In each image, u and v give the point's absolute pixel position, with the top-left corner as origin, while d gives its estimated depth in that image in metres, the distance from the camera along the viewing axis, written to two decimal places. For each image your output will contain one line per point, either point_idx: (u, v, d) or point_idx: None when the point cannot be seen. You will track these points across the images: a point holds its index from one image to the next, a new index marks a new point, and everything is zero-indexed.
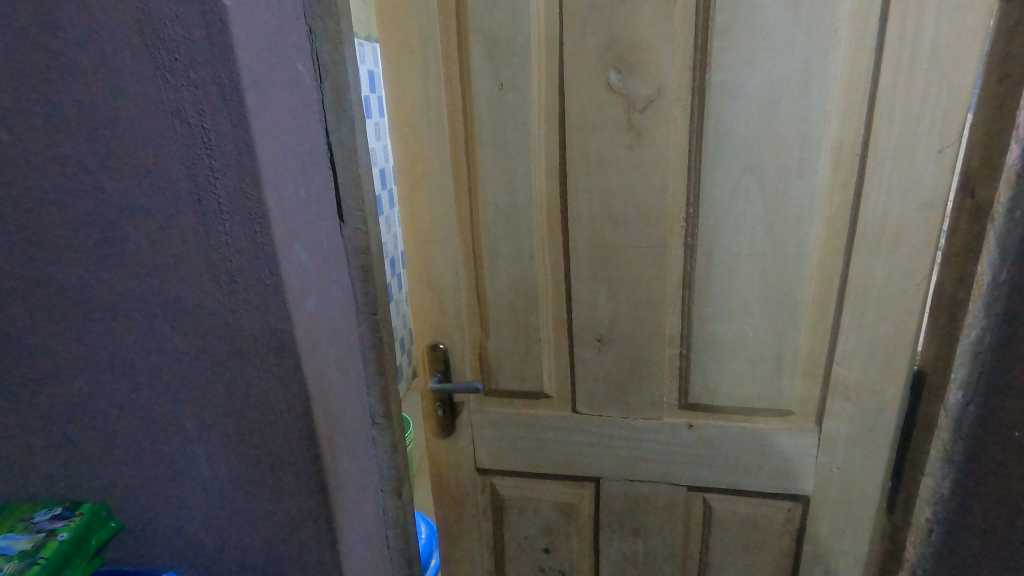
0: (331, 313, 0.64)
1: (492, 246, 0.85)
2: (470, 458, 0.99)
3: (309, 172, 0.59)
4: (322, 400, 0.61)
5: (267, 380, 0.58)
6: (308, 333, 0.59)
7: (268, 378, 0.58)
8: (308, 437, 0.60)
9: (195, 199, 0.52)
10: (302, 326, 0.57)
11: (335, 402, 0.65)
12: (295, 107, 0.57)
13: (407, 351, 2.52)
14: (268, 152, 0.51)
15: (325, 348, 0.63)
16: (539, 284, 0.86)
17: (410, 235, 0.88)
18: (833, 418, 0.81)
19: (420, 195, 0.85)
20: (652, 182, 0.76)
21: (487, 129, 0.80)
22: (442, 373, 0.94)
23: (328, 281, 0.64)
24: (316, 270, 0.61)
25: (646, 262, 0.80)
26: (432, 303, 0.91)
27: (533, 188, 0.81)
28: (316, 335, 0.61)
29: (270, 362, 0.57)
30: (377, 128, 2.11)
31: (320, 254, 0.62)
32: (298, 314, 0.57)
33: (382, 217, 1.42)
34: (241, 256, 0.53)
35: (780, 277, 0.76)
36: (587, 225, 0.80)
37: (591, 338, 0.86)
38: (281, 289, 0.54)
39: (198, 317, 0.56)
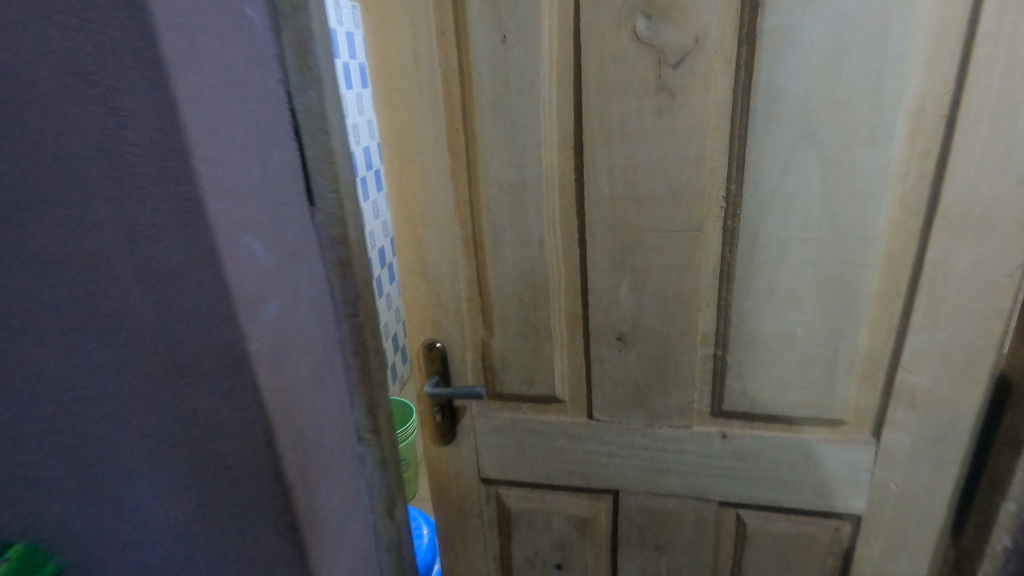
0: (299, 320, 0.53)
1: (495, 231, 0.73)
2: (473, 467, 0.89)
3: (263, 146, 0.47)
4: (290, 425, 0.50)
5: (222, 409, 0.46)
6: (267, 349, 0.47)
7: (223, 405, 0.46)
8: (273, 470, 0.50)
9: (101, 181, 0.38)
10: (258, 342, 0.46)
11: (308, 424, 0.54)
12: (243, 63, 0.45)
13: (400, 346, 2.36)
14: (204, 120, 0.39)
15: (290, 364, 0.51)
16: (551, 275, 0.74)
17: (400, 218, 0.76)
18: (893, 430, 0.69)
19: (410, 172, 0.73)
20: (687, 153, 0.63)
21: (488, 92, 0.67)
22: (440, 375, 0.83)
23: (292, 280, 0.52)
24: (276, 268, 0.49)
25: (677, 248, 0.68)
26: (428, 296, 0.79)
27: (543, 162, 0.68)
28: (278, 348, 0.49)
29: (222, 383, 0.46)
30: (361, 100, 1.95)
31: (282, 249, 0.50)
32: (253, 325, 0.45)
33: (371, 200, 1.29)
34: (172, 256, 0.41)
35: (839, 267, 0.64)
36: (607, 206, 0.68)
37: (610, 336, 0.75)
38: (229, 295, 0.43)
39: (120, 339, 0.43)
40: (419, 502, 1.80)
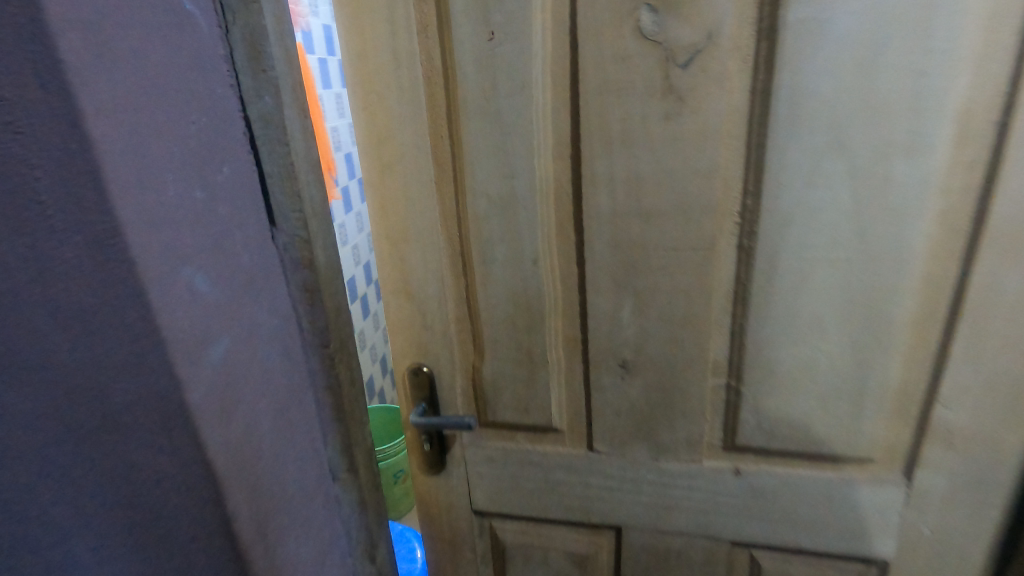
0: (251, 365, 0.45)
1: (485, 248, 0.66)
2: (465, 498, 0.82)
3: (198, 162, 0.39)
4: (246, 482, 0.44)
5: (159, 478, 0.36)
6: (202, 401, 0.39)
7: (159, 472, 0.36)
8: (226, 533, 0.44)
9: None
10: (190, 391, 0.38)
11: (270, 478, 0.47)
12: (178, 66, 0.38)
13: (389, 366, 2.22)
14: (106, 124, 0.32)
15: (235, 416, 0.43)
16: (547, 297, 0.67)
17: (381, 233, 0.69)
18: (927, 469, 0.62)
19: (391, 183, 0.66)
20: (698, 163, 0.56)
21: (475, 94, 0.60)
22: (427, 402, 0.76)
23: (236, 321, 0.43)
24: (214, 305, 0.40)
25: (686, 269, 0.61)
26: (413, 317, 0.73)
27: (537, 173, 0.61)
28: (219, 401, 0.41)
29: (158, 445, 0.36)
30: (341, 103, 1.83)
31: (221, 285, 0.41)
32: (181, 372, 0.37)
33: None
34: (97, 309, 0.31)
35: (870, 291, 0.56)
36: (609, 222, 0.61)
37: (611, 363, 0.68)
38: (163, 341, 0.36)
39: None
40: (412, 517, 1.74)
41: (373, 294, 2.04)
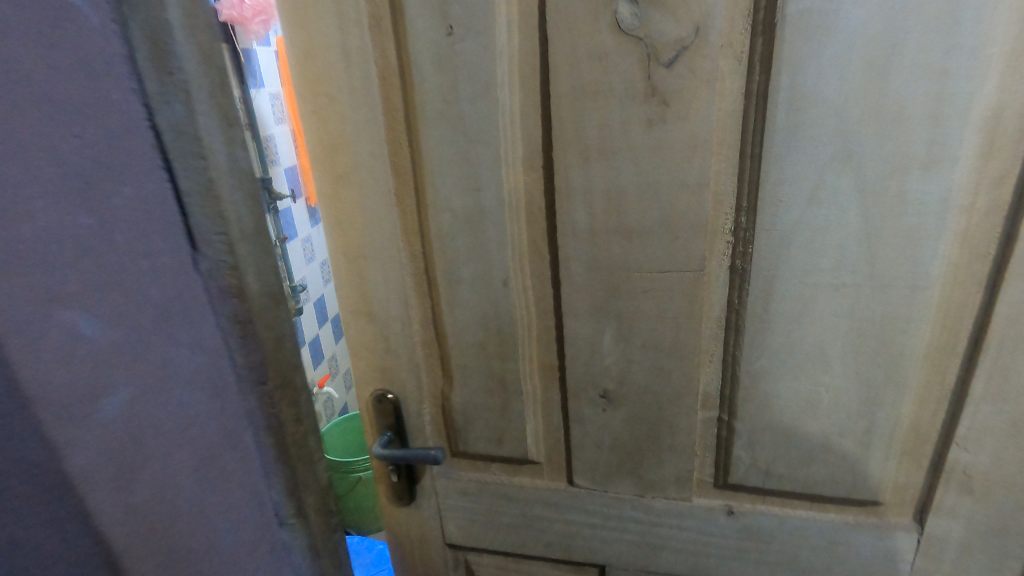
0: (202, 411, 0.39)
1: (450, 266, 0.60)
2: (437, 531, 0.76)
3: (137, 172, 0.33)
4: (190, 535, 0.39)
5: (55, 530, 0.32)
6: (109, 463, 0.34)
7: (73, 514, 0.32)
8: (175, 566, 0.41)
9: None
10: (84, 456, 0.33)
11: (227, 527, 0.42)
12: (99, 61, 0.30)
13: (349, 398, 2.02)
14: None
15: (169, 477, 0.37)
16: (519, 320, 0.61)
17: (338, 249, 0.63)
18: (941, 515, 0.56)
19: (346, 195, 0.59)
20: (685, 176, 0.49)
21: (434, 97, 0.53)
22: (392, 430, 0.70)
23: (185, 362, 0.37)
24: (143, 348, 0.34)
25: (672, 293, 0.54)
26: (376, 340, 0.66)
27: (505, 185, 0.55)
28: (143, 459, 0.35)
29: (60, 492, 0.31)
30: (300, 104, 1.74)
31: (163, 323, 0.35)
32: (71, 436, 0.32)
33: None
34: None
35: (879, 321, 0.50)
36: (586, 240, 0.54)
37: (591, 393, 0.62)
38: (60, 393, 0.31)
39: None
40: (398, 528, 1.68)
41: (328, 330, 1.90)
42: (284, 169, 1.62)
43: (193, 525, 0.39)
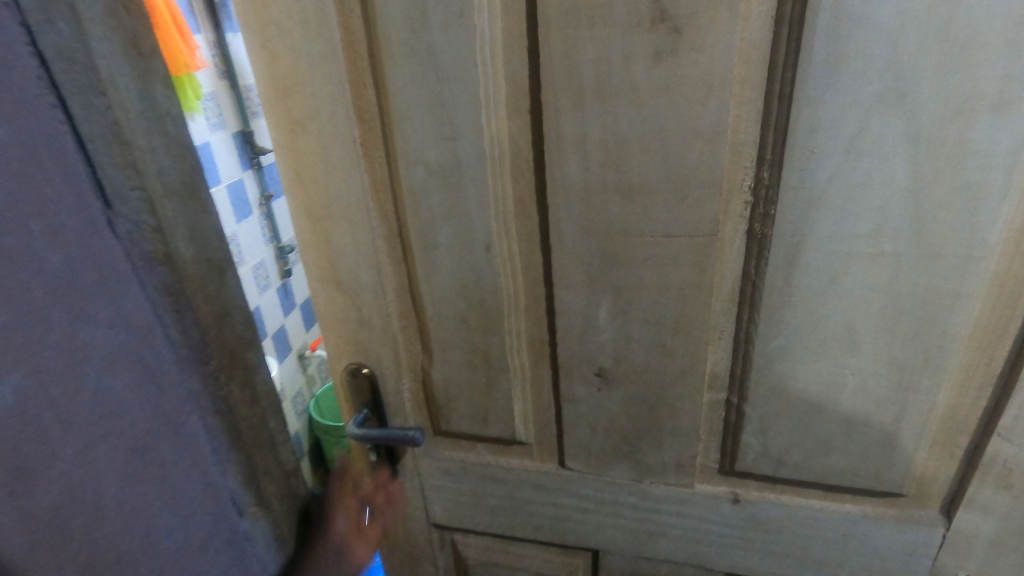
0: (129, 391, 0.38)
1: (425, 229, 0.52)
2: (422, 511, 0.72)
3: (21, 120, 0.32)
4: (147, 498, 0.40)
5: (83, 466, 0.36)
6: (53, 420, 0.34)
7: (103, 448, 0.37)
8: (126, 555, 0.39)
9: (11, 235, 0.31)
10: (40, 408, 0.33)
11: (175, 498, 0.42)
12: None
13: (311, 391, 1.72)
14: None
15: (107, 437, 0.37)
16: (505, 291, 0.54)
17: (300, 208, 0.55)
18: (972, 510, 0.50)
19: (305, 146, 0.52)
20: (699, 122, 0.41)
21: (400, 26, 0.44)
22: (369, 408, 0.65)
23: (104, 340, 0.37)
24: (54, 314, 0.34)
25: (679, 261, 0.47)
26: (347, 310, 0.60)
27: (485, 134, 0.47)
28: (66, 425, 0.35)
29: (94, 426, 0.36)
30: None
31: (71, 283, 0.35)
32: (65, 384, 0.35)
33: None
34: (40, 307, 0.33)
35: (921, 295, 0.42)
36: (579, 200, 0.47)
37: (584, 371, 0.55)
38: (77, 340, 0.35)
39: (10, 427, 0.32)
40: None
41: (303, 313, 1.69)
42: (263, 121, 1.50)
43: (121, 497, 0.38)
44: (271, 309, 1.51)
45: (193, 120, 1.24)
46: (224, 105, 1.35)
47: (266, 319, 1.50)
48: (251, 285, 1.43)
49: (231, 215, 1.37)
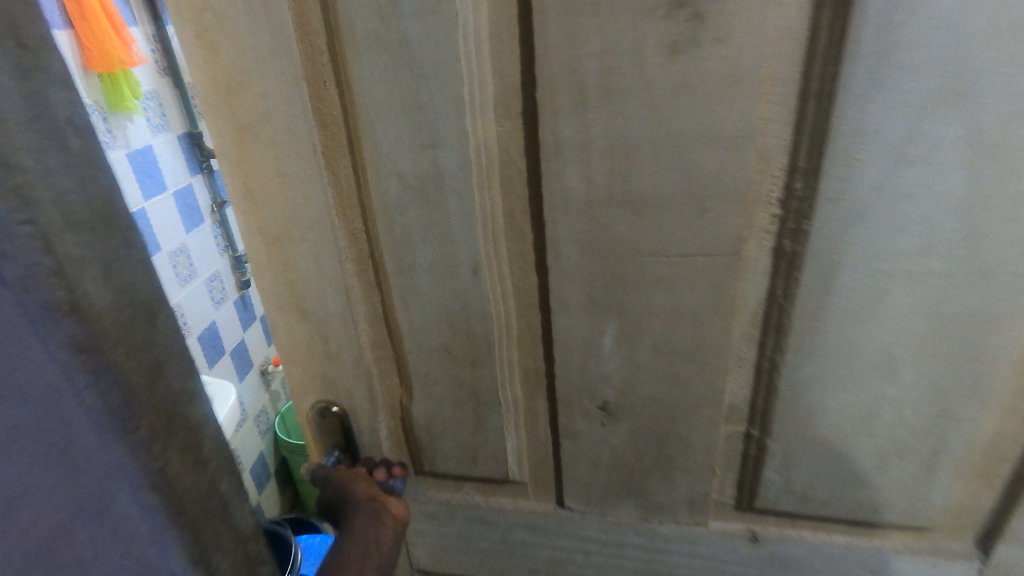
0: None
1: (401, 250, 0.45)
2: (403, 557, 0.65)
3: None
4: None
5: None
6: None
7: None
8: None
9: None
10: None
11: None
12: None
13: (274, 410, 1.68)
14: None
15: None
16: (495, 318, 0.47)
17: (252, 227, 0.47)
18: (1009, 543, 0.46)
19: (256, 154, 0.44)
20: (723, 125, 0.35)
21: (365, 12, 0.37)
22: (341, 449, 0.57)
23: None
24: None
25: (695, 283, 0.41)
26: (313, 342, 0.52)
27: (470, 140, 0.40)
28: None
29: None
30: None
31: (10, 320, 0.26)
32: None
33: None
34: None
35: (969, 318, 0.38)
36: (581, 214, 0.40)
37: (586, 404, 0.49)
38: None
39: None
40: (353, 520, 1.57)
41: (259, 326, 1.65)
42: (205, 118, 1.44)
43: None
44: (229, 323, 1.48)
45: (135, 120, 1.16)
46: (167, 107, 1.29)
47: (225, 335, 1.47)
48: (202, 297, 1.38)
49: (176, 226, 1.31)
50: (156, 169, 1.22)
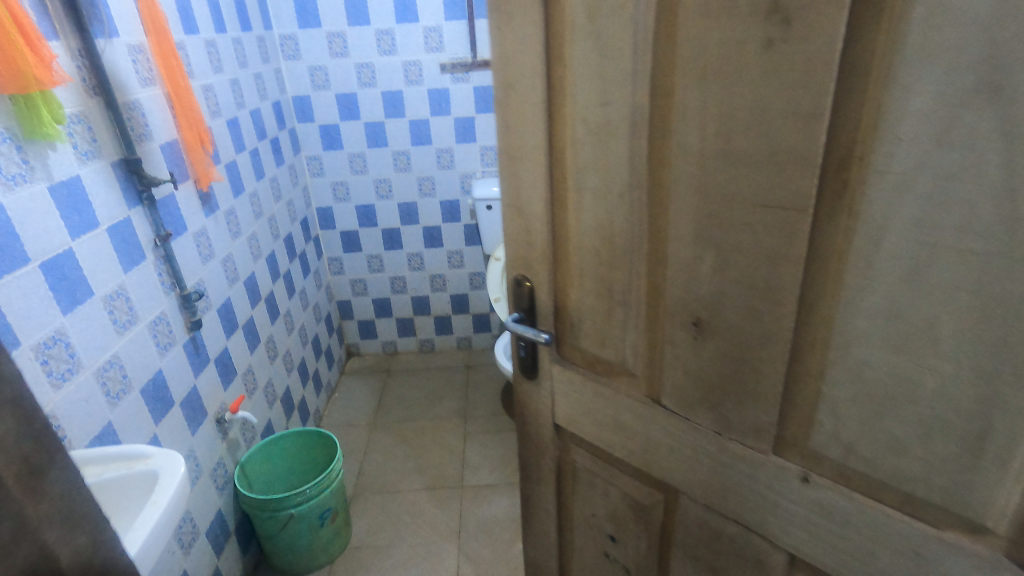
0: None
1: (579, 174, 0.67)
2: (549, 410, 0.88)
3: None
4: None
5: None
6: None
7: None
8: None
9: None
10: None
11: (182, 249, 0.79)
12: None
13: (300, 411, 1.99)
14: None
15: None
16: (631, 233, 0.65)
17: (503, 148, 0.75)
18: None
19: (513, 101, 0.70)
20: (799, 105, 0.46)
21: (582, 16, 0.59)
22: (523, 312, 0.83)
23: None
24: None
25: (774, 228, 0.52)
26: (521, 232, 0.78)
27: (631, 101, 0.59)
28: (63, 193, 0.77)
29: None
30: (278, 77, 1.98)
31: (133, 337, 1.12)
32: None
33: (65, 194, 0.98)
34: None
35: (1015, 304, 0.40)
36: (695, 162, 0.55)
37: (685, 319, 0.64)
38: None
39: None
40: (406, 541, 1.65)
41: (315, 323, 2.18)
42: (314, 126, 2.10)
43: None
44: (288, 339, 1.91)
45: (151, 146, 1.23)
46: (204, 159, 1.39)
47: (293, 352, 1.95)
48: (220, 277, 1.48)
49: (192, 254, 1.36)
50: (176, 114, 1.31)
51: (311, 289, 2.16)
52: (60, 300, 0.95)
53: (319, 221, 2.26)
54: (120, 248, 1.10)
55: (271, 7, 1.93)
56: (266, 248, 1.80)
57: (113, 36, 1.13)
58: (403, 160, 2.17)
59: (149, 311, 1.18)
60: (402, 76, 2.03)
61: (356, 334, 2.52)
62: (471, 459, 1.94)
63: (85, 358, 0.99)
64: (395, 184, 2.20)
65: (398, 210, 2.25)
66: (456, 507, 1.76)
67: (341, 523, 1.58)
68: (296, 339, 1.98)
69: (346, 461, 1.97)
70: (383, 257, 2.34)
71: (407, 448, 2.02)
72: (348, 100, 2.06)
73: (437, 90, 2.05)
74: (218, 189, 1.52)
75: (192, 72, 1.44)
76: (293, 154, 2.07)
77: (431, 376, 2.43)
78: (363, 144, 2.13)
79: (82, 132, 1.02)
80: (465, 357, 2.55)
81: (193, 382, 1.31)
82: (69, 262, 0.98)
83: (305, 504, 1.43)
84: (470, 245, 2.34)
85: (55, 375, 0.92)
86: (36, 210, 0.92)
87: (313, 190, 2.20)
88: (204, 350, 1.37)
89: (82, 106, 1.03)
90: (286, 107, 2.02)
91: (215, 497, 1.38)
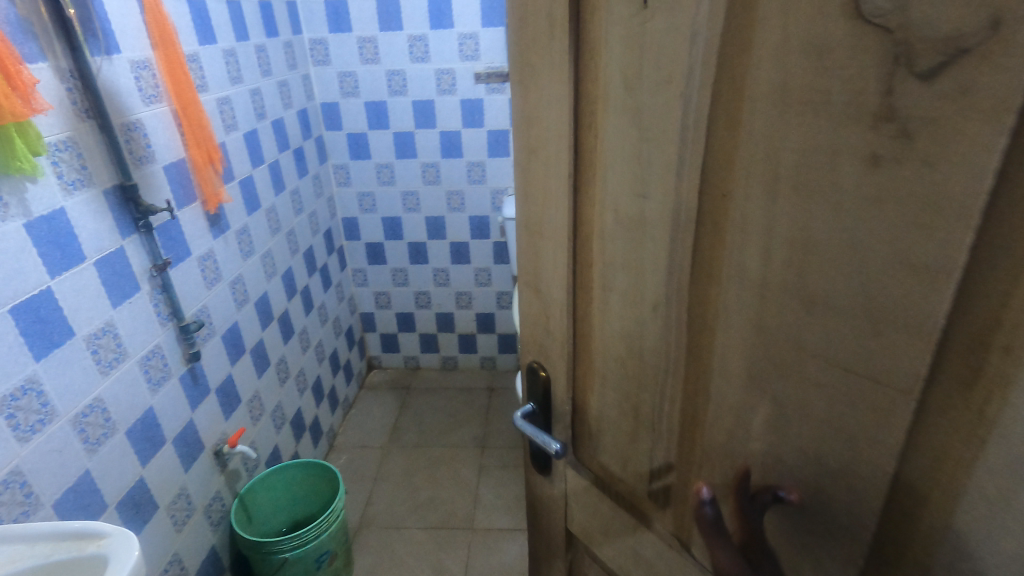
0: None
1: (607, 269, 0.55)
2: (562, 512, 0.76)
3: None
4: None
5: None
6: None
7: None
8: None
9: None
10: None
11: None
12: None
13: (313, 430, 1.95)
14: None
15: None
16: (665, 351, 0.52)
17: (524, 219, 0.63)
18: None
19: (536, 168, 0.58)
20: (913, 252, 0.32)
21: (618, 84, 0.47)
22: (536, 407, 0.72)
23: None
24: None
25: (855, 402, 0.37)
26: (540, 315, 0.66)
27: (674, 196, 0.45)
28: None
29: None
30: (307, 82, 1.91)
31: (117, 375, 1.07)
32: None
33: (47, 230, 0.93)
34: None
35: None
36: (754, 289, 0.41)
37: (724, 468, 0.49)
38: None
39: None
40: None
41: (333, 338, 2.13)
42: (342, 134, 2.03)
43: None
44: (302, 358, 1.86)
45: (153, 169, 1.18)
46: (212, 178, 1.34)
47: (307, 370, 1.90)
48: (226, 302, 1.43)
49: (196, 279, 1.32)
50: (183, 132, 1.26)
51: (331, 303, 2.11)
52: (33, 346, 0.91)
53: (344, 231, 2.20)
54: (109, 282, 1.05)
55: (301, 10, 1.86)
56: (283, 264, 1.75)
57: (112, 53, 1.08)
58: (432, 172, 2.07)
59: (140, 346, 1.13)
60: (433, 85, 1.93)
61: (378, 347, 2.46)
62: (484, 498, 1.85)
63: (61, 405, 0.95)
64: (423, 197, 2.12)
65: (425, 224, 2.17)
66: (462, 552, 1.67)
67: (338, 566, 1.52)
68: (311, 357, 1.93)
69: (356, 489, 1.91)
70: (408, 271, 2.27)
71: (421, 479, 1.93)
72: (378, 108, 1.98)
73: (470, 100, 1.94)
74: (230, 208, 1.46)
75: (207, 85, 1.39)
76: (319, 164, 2.01)
77: (451, 397, 2.34)
78: (390, 154, 2.05)
79: (69, 161, 0.97)
80: (488, 379, 2.45)
81: (186, 415, 1.27)
82: (46, 303, 0.93)
83: (299, 547, 1.38)
84: (498, 264, 2.23)
85: (20, 429, 0.88)
86: (9, 252, 0.87)
87: (339, 200, 2.14)
88: (203, 380, 1.34)
89: (70, 133, 0.97)
90: (313, 115, 1.96)
91: (207, 533, 1.34)
